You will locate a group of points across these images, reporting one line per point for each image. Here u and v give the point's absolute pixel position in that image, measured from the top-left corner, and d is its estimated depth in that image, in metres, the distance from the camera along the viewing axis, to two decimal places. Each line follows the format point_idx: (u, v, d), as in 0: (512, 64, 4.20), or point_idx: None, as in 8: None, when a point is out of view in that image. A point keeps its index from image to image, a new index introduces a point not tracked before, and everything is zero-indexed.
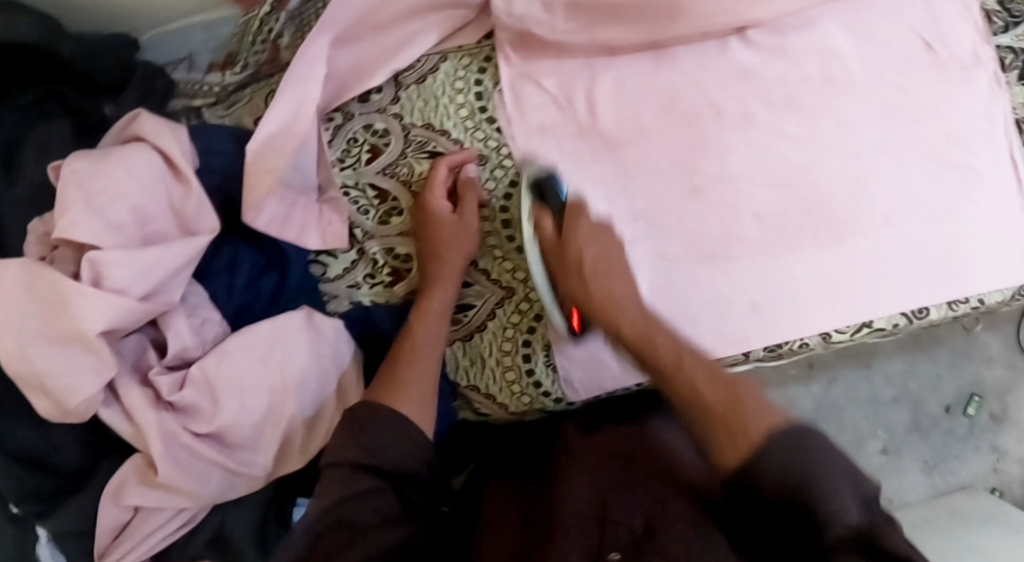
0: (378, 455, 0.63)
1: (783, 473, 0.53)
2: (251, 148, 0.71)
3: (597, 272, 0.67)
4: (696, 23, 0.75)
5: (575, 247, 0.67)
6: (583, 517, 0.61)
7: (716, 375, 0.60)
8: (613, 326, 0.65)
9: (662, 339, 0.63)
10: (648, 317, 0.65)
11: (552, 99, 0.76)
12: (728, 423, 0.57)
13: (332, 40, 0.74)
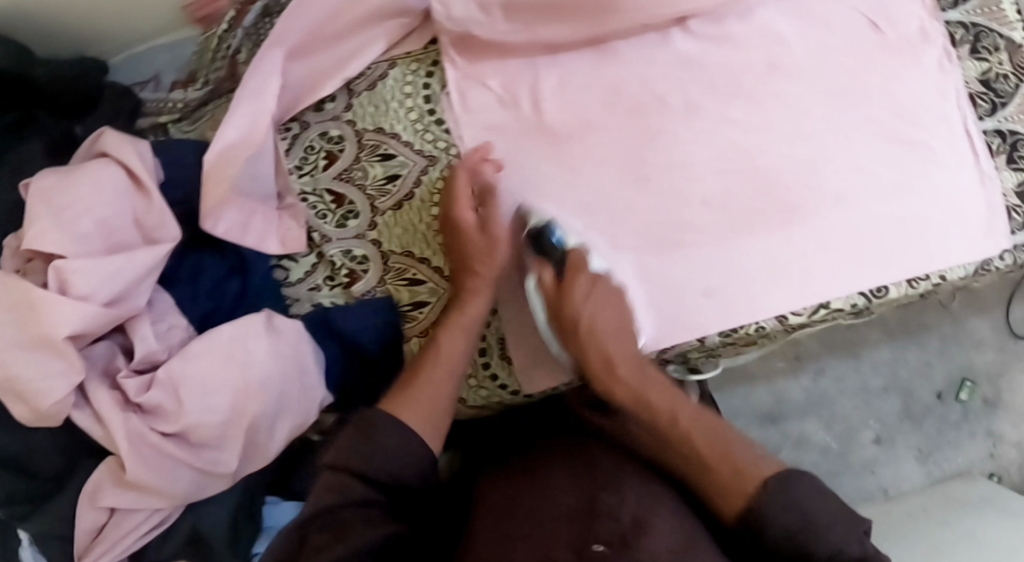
0: (377, 465, 0.64)
1: (785, 521, 0.61)
2: (206, 159, 0.74)
3: (594, 331, 0.73)
4: (634, 16, 0.76)
5: (580, 298, 0.73)
6: (573, 511, 0.62)
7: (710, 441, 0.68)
8: (613, 387, 0.73)
9: (658, 398, 0.72)
10: (645, 379, 0.73)
11: (498, 99, 0.78)
12: (724, 481, 0.65)
13: (282, 53, 0.77)
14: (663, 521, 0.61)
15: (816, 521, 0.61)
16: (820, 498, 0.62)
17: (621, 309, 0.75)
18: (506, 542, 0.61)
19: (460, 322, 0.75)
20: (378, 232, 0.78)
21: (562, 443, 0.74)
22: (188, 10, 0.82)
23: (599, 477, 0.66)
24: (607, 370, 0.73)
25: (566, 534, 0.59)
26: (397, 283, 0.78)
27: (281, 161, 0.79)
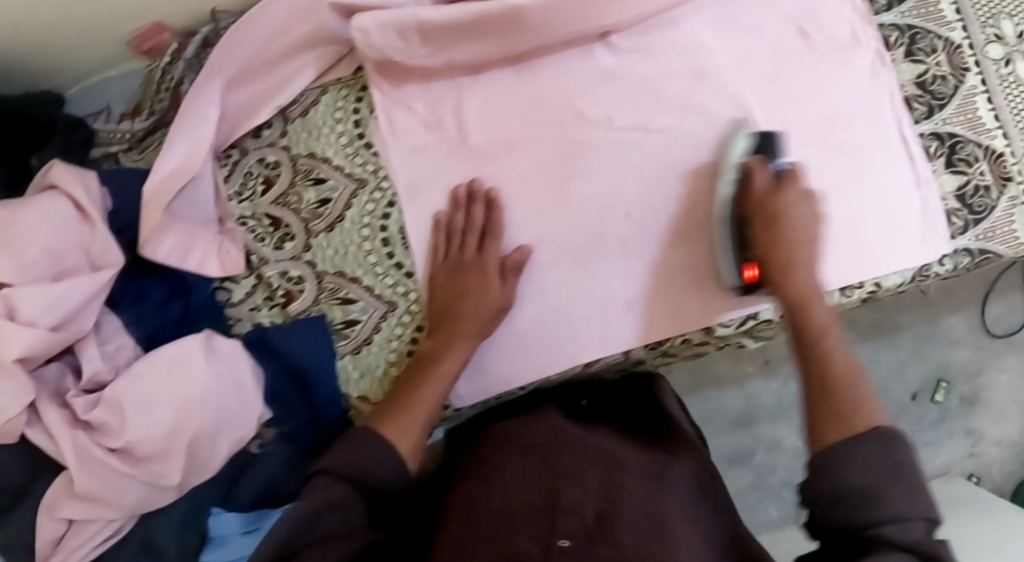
0: (360, 470, 0.68)
1: (866, 476, 0.63)
2: (147, 188, 0.78)
3: (795, 237, 0.74)
4: (550, 34, 0.77)
5: (795, 197, 0.75)
6: (538, 507, 0.67)
7: (843, 373, 0.70)
8: (786, 284, 0.74)
9: (819, 316, 0.73)
10: (815, 290, 0.74)
11: (423, 122, 0.80)
12: (841, 419, 0.67)
13: (219, 83, 0.81)
14: (626, 513, 0.67)
15: (881, 485, 0.62)
16: (900, 467, 0.63)
17: (811, 229, 0.75)
18: (485, 528, 0.67)
19: (453, 362, 0.75)
20: (313, 253, 0.81)
21: (543, 431, 0.79)
22: (133, 44, 0.87)
23: (561, 467, 0.72)
24: (783, 273, 0.74)
25: (534, 526, 0.65)
26: (330, 302, 0.81)
27: (221, 187, 0.83)
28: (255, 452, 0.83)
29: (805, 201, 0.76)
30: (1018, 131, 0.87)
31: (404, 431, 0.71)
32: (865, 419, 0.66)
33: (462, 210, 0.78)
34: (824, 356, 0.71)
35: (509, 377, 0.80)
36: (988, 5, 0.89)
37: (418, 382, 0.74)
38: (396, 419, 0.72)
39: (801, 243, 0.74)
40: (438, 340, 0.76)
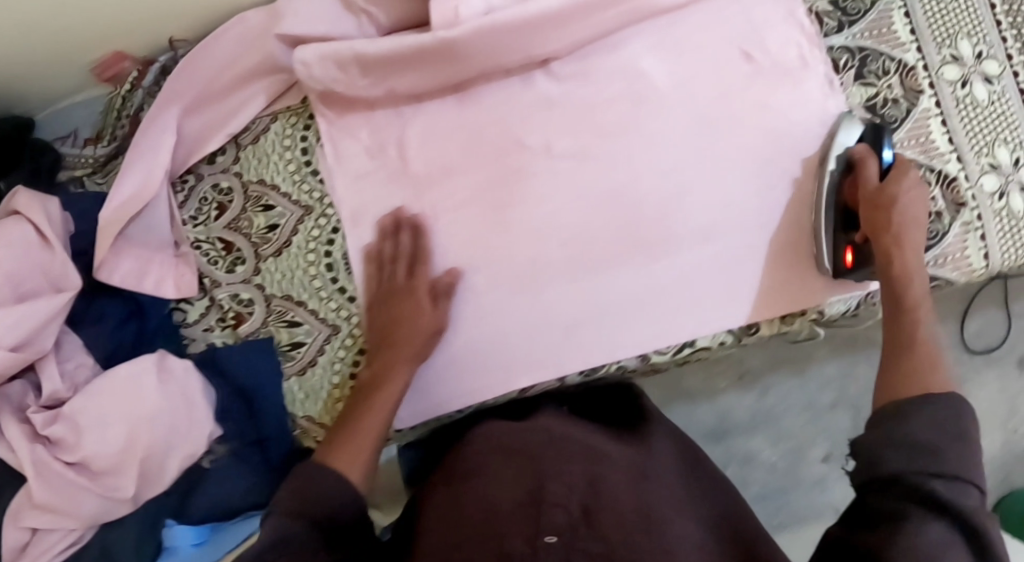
0: (314, 505, 0.66)
1: (929, 436, 0.62)
2: (104, 214, 0.81)
3: (903, 220, 0.75)
4: (484, 63, 0.79)
5: (907, 179, 0.76)
6: (520, 502, 0.64)
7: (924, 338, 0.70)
8: (891, 259, 0.74)
9: (916, 290, 0.73)
10: (920, 269, 0.74)
11: (366, 149, 0.83)
12: (904, 373, 0.68)
13: (174, 111, 0.84)
14: (613, 510, 0.65)
15: (943, 446, 0.61)
16: (963, 433, 0.62)
17: (923, 221, 0.75)
18: (464, 529, 0.64)
19: (390, 390, 0.75)
20: (262, 277, 0.84)
21: (527, 430, 0.77)
22: (96, 71, 0.89)
23: (546, 466, 0.70)
24: (887, 248, 0.75)
25: (517, 524, 0.62)
26: (278, 324, 0.84)
27: (175, 212, 0.86)
28: (207, 467, 0.86)
29: (921, 192, 0.76)
30: (972, 154, 0.86)
31: (353, 460, 0.70)
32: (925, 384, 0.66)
33: (390, 240, 0.80)
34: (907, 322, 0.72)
35: (447, 401, 0.81)
36: (945, 24, 0.88)
37: (362, 411, 0.74)
38: (343, 448, 0.71)
39: (914, 224, 0.75)
40: (375, 370, 0.76)
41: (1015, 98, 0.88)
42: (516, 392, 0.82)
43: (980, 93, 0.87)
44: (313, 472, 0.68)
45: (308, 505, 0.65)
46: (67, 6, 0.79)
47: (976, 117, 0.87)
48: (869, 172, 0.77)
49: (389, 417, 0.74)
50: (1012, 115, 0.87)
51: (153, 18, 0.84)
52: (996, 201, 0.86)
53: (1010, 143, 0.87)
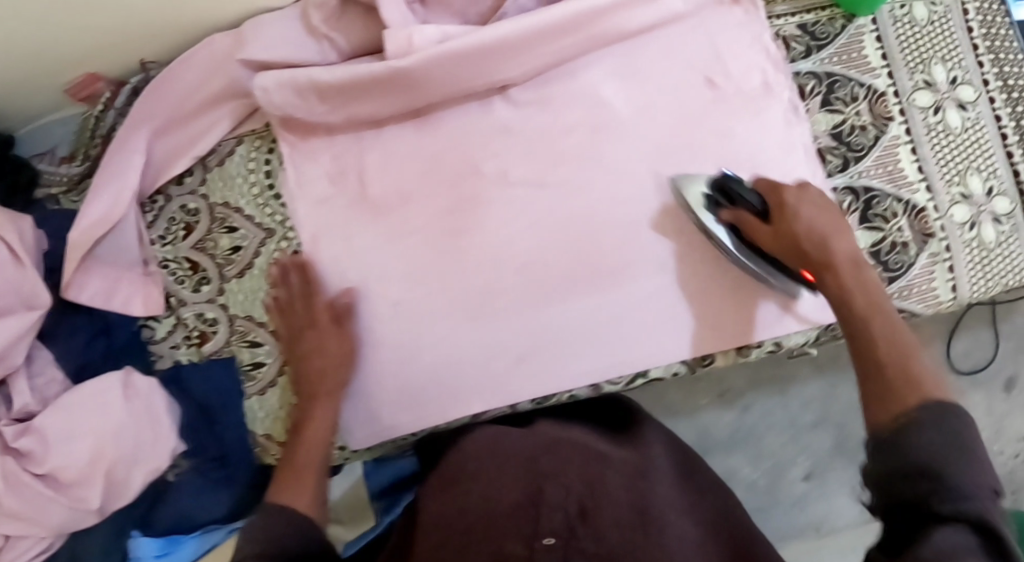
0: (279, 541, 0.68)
1: (932, 441, 0.58)
2: (73, 234, 0.83)
3: (813, 243, 0.71)
4: (439, 89, 0.80)
5: (794, 200, 0.73)
6: (518, 502, 0.64)
7: (890, 339, 0.66)
8: (826, 282, 0.70)
9: (859, 296, 0.68)
10: (856, 272, 0.70)
11: (326, 174, 0.83)
12: (893, 387, 0.63)
13: (143, 133, 0.86)
14: (612, 510, 0.64)
15: (959, 457, 0.56)
16: (975, 439, 0.58)
17: (833, 222, 0.72)
18: (463, 529, 0.64)
19: (315, 427, 0.77)
20: (226, 297, 0.86)
21: (526, 437, 0.76)
22: (71, 91, 0.90)
23: (545, 468, 0.69)
24: (820, 270, 0.71)
25: (516, 525, 0.61)
26: (240, 344, 0.86)
27: (144, 232, 0.87)
28: (171, 480, 0.87)
29: (809, 201, 0.73)
30: (942, 184, 0.84)
31: (298, 493, 0.73)
32: (920, 393, 0.61)
33: (282, 286, 0.81)
34: (871, 332, 0.67)
35: (399, 423, 0.82)
36: (918, 49, 0.86)
37: (296, 444, 0.77)
38: (288, 485, 0.74)
39: (823, 242, 0.71)
40: (303, 403, 0.79)
41: (990, 125, 0.86)
42: (468, 418, 0.82)
43: (953, 121, 0.85)
44: (267, 511, 0.70)
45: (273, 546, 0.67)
46: (37, 32, 0.80)
47: (948, 145, 0.85)
48: (750, 224, 0.75)
49: (326, 444, 0.77)
50: (986, 144, 0.86)
51: (123, 42, 0.86)
52: (966, 231, 0.84)
53: (983, 172, 0.85)
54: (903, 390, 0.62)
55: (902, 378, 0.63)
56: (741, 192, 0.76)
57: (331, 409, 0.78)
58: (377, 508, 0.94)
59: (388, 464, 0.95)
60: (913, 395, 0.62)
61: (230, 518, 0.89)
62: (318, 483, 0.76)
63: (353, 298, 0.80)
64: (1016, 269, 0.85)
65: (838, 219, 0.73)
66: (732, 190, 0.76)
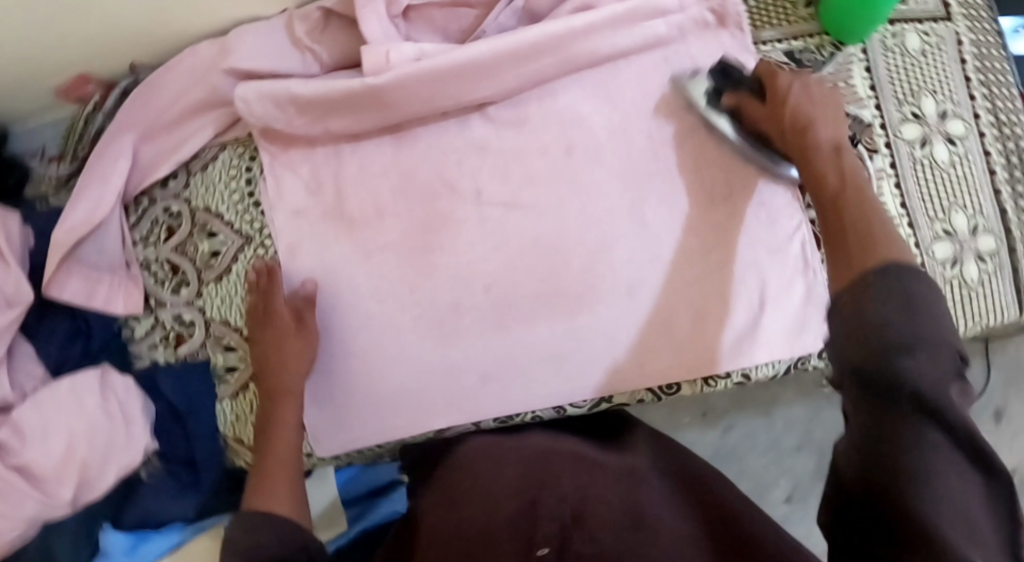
0: (278, 533, 0.69)
1: (885, 308, 0.53)
2: (56, 234, 0.83)
3: (799, 122, 0.70)
4: (413, 107, 0.81)
5: (784, 84, 0.72)
6: (516, 511, 0.66)
7: (859, 212, 0.61)
8: (802, 164, 0.69)
9: (831, 169, 0.66)
10: (838, 149, 0.68)
11: (304, 185, 0.84)
12: (853, 255, 0.58)
13: (131, 137, 0.87)
14: (604, 513, 0.67)
15: (909, 335, 0.52)
16: (938, 310, 0.53)
17: (822, 106, 0.71)
18: (460, 536, 0.66)
19: (280, 431, 0.78)
20: (204, 300, 0.86)
21: (519, 441, 0.77)
22: (61, 92, 0.92)
23: (539, 473, 0.71)
24: (800, 147, 0.69)
25: (513, 537, 0.64)
26: (215, 348, 0.86)
27: (127, 233, 0.89)
28: (143, 477, 0.87)
29: (803, 86, 0.73)
30: (925, 220, 0.83)
31: (274, 498, 0.74)
32: (880, 257, 0.57)
33: (254, 292, 0.82)
34: (839, 205, 0.63)
35: (364, 435, 0.82)
36: (907, 81, 0.84)
37: (266, 443, 0.78)
38: (262, 491, 0.74)
39: (804, 123, 0.70)
40: (265, 405, 0.80)
41: (979, 161, 0.84)
42: (433, 433, 0.83)
43: (940, 154, 0.84)
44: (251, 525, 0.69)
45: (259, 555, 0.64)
46: (28, 37, 0.81)
47: (933, 181, 0.83)
48: (747, 106, 0.76)
49: (292, 439, 0.78)
50: (973, 181, 0.84)
51: (113, 48, 0.87)
52: (947, 268, 0.83)
53: (969, 209, 0.84)
54: (861, 251, 0.58)
55: (858, 242, 0.59)
56: (744, 77, 0.78)
57: (291, 406, 0.79)
58: (348, 516, 0.97)
59: (364, 474, 1.00)
60: (873, 256, 0.57)
61: (199, 516, 0.91)
62: (291, 480, 0.76)
63: (313, 287, 0.81)
64: (996, 310, 0.84)
65: (828, 101, 0.72)
66: (734, 75, 0.78)
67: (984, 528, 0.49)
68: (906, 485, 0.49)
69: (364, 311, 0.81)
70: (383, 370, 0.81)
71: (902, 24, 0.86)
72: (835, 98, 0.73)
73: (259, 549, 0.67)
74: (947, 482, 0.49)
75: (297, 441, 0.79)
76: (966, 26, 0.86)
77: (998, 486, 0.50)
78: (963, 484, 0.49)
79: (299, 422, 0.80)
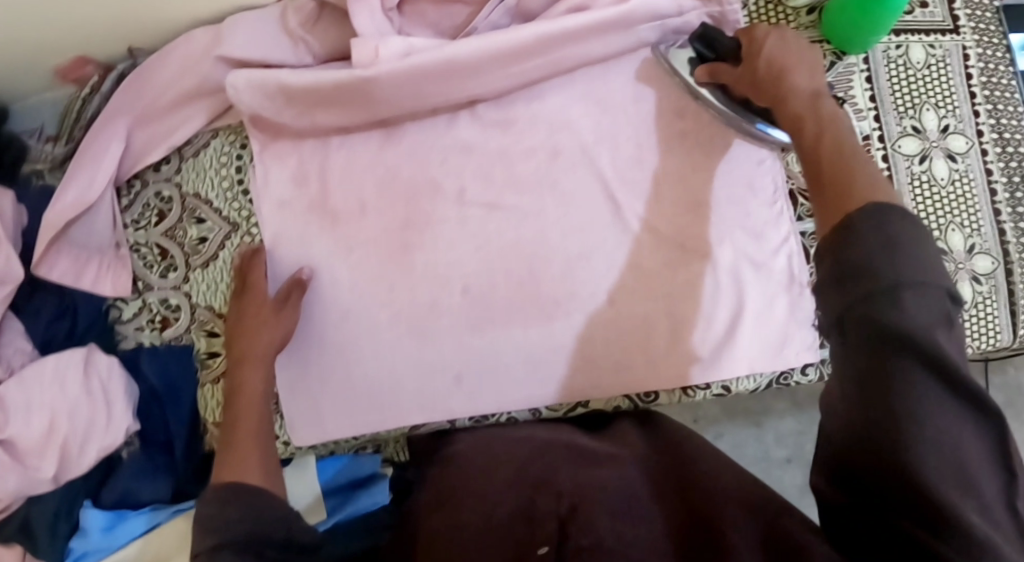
0: (254, 510, 0.63)
1: (873, 251, 0.49)
2: (46, 214, 0.83)
3: (772, 74, 0.67)
4: (403, 104, 0.81)
5: (759, 36, 0.70)
6: (512, 514, 0.64)
7: (844, 159, 0.57)
8: (778, 111, 0.65)
9: (808, 118, 0.61)
10: (813, 96, 0.64)
11: (291, 176, 0.84)
12: (834, 202, 0.55)
13: (125, 120, 0.88)
14: (604, 502, 0.63)
15: (907, 271, 0.48)
16: (919, 246, 0.50)
17: (804, 54, 0.68)
18: (459, 544, 0.63)
19: (247, 403, 0.74)
20: (190, 285, 0.87)
21: (518, 443, 0.75)
22: (60, 73, 0.93)
23: (532, 474, 0.69)
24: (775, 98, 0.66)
25: (509, 539, 0.61)
26: (199, 333, 0.87)
27: (118, 216, 0.89)
28: (123, 457, 0.88)
29: (785, 36, 0.69)
30: None
31: (238, 467, 0.68)
32: (864, 200, 0.53)
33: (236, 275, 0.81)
34: (815, 156, 0.59)
35: (340, 428, 0.82)
36: (909, 94, 0.83)
37: (232, 419, 0.73)
38: (226, 462, 0.68)
39: (778, 73, 0.66)
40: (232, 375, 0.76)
41: (979, 179, 0.82)
42: (404, 429, 0.83)
43: (940, 171, 0.82)
44: (219, 501, 0.63)
45: (226, 534, 0.61)
46: (27, 19, 0.81)
47: (931, 198, 0.81)
48: (723, 72, 0.75)
49: (262, 409, 0.74)
50: (973, 199, 0.82)
51: (111, 32, 0.88)
52: None
53: (966, 228, 0.81)
54: (849, 194, 0.54)
55: (840, 181, 0.55)
56: (722, 42, 0.76)
57: (260, 376, 0.76)
58: (328, 506, 0.92)
59: (346, 463, 0.94)
60: (857, 196, 0.53)
61: (175, 500, 0.89)
62: (262, 448, 0.70)
63: (308, 275, 0.80)
64: (990, 334, 0.82)
65: (803, 46, 0.69)
66: (711, 43, 0.77)
67: (975, 470, 0.48)
68: (894, 439, 0.48)
69: (344, 304, 0.81)
70: (361, 363, 0.81)
71: (907, 35, 0.83)
72: (815, 51, 0.69)
73: (229, 525, 0.61)
74: (943, 436, 0.47)
75: (267, 415, 0.74)
76: (974, 40, 0.84)
77: (993, 423, 0.48)
78: (952, 423, 0.48)
79: (268, 397, 0.76)
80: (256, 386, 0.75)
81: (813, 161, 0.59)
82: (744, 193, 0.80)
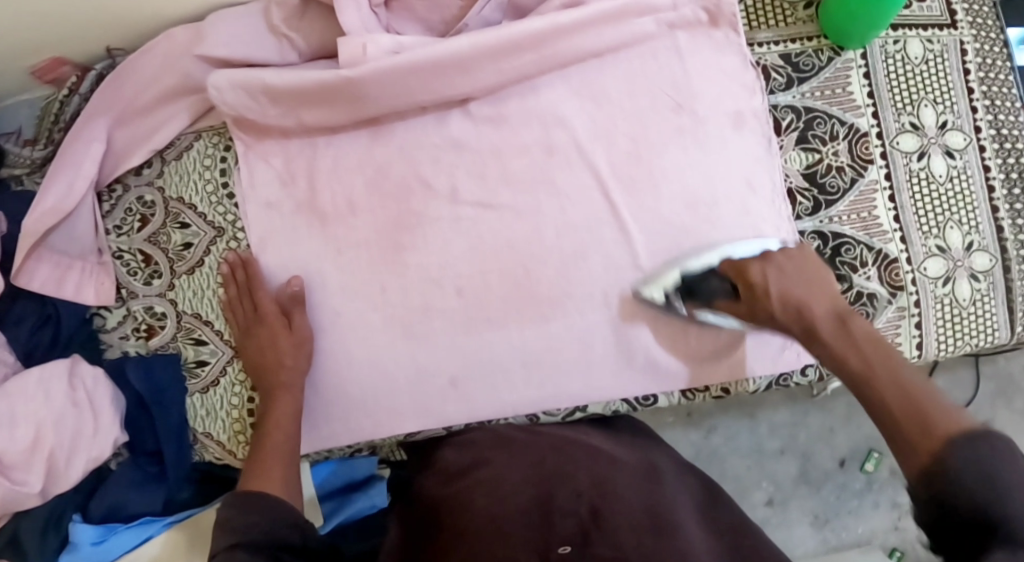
0: (270, 516, 0.66)
1: (968, 472, 0.50)
2: (26, 220, 0.81)
3: (790, 308, 0.69)
4: (393, 102, 0.79)
5: (759, 278, 0.72)
6: (528, 512, 0.63)
7: (903, 390, 0.58)
8: (817, 350, 0.66)
9: (850, 354, 0.63)
10: (840, 329, 0.65)
11: (278, 176, 0.82)
12: (909, 436, 0.55)
13: (105, 121, 0.85)
14: (621, 511, 0.63)
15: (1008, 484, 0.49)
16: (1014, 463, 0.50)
17: (809, 282, 0.71)
18: (478, 542, 0.61)
19: (275, 424, 0.75)
20: (176, 292, 0.85)
21: (532, 438, 0.75)
22: (36, 74, 0.90)
23: (552, 473, 0.68)
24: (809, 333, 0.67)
25: (529, 537, 0.60)
26: (186, 341, 0.85)
27: (100, 221, 0.86)
28: (112, 469, 0.86)
29: (787, 264, 0.73)
30: (918, 234, 0.80)
31: (266, 482, 0.71)
32: (942, 429, 0.54)
33: (232, 284, 0.81)
34: (876, 392, 0.59)
35: (333, 435, 0.81)
36: (908, 90, 0.82)
37: (261, 439, 0.74)
38: (252, 478, 0.71)
39: (797, 310, 0.69)
40: (265, 396, 0.77)
41: (978, 176, 0.82)
42: (402, 436, 0.81)
43: (938, 168, 0.81)
44: (244, 504, 0.66)
45: (246, 533, 0.64)
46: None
47: (930, 196, 0.81)
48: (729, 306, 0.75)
49: (290, 432, 0.75)
50: (970, 195, 0.81)
51: (88, 30, 0.85)
52: (938, 286, 0.80)
53: (964, 226, 0.81)
54: (926, 424, 0.55)
55: (908, 410, 0.56)
56: (706, 277, 0.76)
57: (290, 402, 0.76)
58: (326, 510, 0.92)
59: (345, 466, 0.93)
60: (932, 436, 0.54)
61: (166, 509, 0.88)
62: (285, 469, 0.73)
63: (299, 285, 0.79)
64: (988, 330, 0.81)
65: (801, 270, 0.72)
66: (698, 283, 0.76)
67: None
68: None
69: (333, 309, 0.80)
70: (355, 367, 0.79)
71: (905, 30, 0.83)
72: (814, 270, 0.72)
73: (251, 530, 0.64)
74: None
75: (294, 436, 0.76)
76: (972, 34, 0.83)
77: None
78: None
79: (297, 418, 0.77)
80: (286, 409, 0.76)
81: (870, 402, 0.60)
82: (744, 192, 0.79)
